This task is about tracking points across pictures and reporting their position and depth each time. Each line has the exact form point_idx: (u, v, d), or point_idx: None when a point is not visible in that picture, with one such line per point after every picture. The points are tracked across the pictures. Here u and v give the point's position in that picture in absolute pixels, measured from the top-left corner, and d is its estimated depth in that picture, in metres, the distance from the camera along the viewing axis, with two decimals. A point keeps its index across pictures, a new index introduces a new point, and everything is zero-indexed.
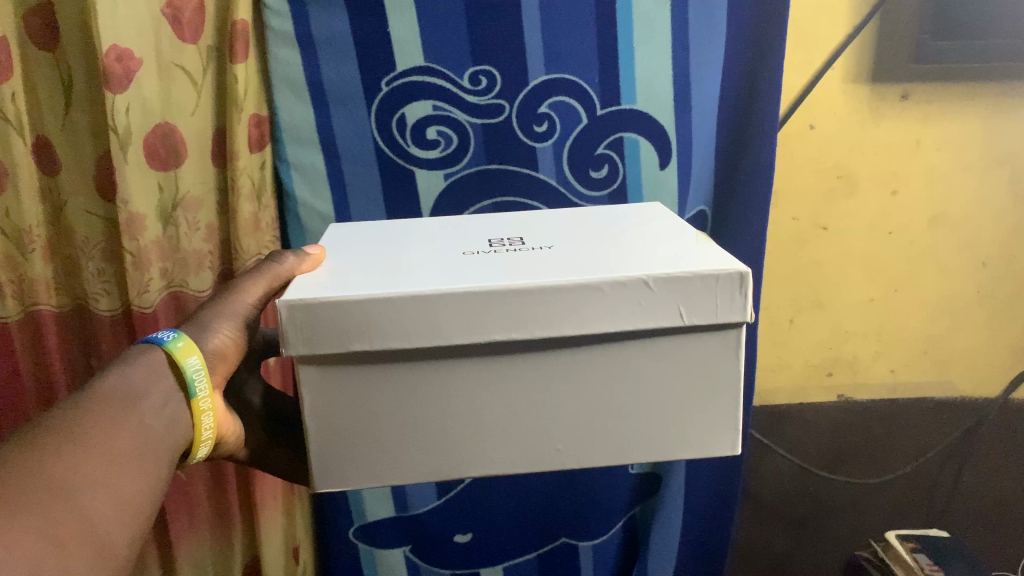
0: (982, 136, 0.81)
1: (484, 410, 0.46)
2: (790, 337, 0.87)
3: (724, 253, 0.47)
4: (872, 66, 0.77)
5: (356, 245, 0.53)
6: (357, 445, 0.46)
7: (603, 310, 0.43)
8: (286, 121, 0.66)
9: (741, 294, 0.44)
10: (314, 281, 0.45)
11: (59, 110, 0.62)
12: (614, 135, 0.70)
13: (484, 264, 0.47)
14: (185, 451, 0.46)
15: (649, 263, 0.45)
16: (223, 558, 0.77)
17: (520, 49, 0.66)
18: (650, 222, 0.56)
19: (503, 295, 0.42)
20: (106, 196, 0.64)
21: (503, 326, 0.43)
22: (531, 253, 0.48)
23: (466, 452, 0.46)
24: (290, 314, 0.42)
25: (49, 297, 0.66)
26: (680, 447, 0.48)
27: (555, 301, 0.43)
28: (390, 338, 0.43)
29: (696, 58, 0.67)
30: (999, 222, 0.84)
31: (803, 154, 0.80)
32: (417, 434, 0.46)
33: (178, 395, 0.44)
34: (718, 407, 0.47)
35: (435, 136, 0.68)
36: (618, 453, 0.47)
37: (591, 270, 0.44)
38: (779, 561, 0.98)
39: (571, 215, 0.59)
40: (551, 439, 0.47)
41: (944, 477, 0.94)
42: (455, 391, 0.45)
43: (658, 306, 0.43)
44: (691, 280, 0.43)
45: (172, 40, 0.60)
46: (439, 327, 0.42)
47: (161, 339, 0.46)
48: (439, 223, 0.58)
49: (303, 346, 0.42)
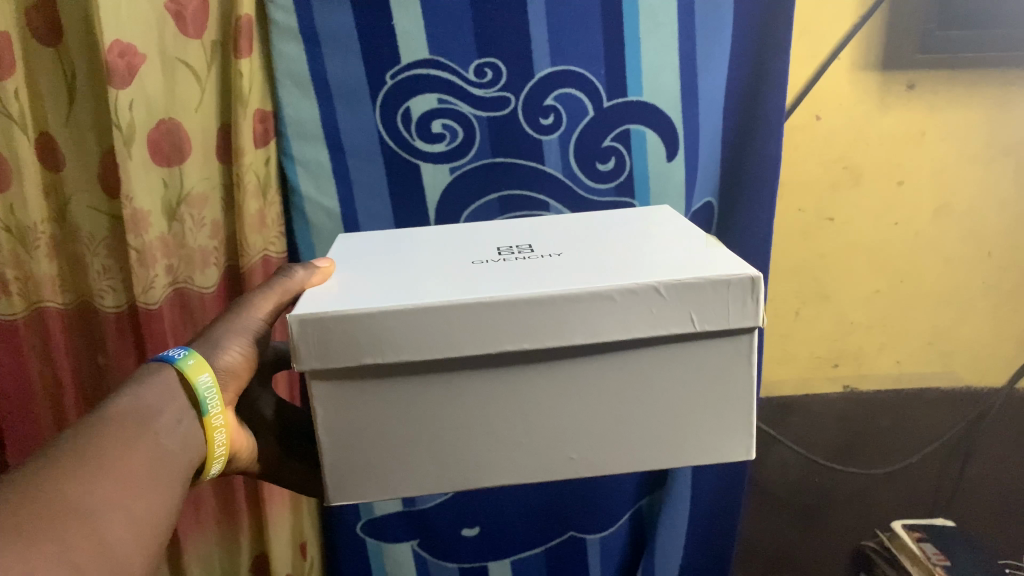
0: (988, 125, 0.80)
1: (496, 423, 0.46)
2: (796, 329, 0.87)
3: (734, 257, 0.47)
4: (879, 56, 0.76)
5: (364, 255, 0.53)
6: (370, 458, 0.46)
7: (614, 319, 0.43)
8: (291, 116, 0.65)
9: (753, 300, 0.44)
10: (324, 294, 0.45)
11: (62, 105, 0.61)
12: (620, 127, 0.69)
13: (494, 273, 0.46)
14: (199, 468, 0.46)
15: (660, 269, 0.45)
16: (230, 553, 0.78)
17: (525, 41, 0.65)
18: (659, 227, 0.55)
19: (514, 305, 0.42)
20: (110, 192, 0.64)
21: (514, 338, 0.43)
22: (540, 262, 0.48)
23: (481, 463, 0.46)
24: (302, 329, 0.42)
25: (54, 294, 0.66)
26: (693, 453, 0.48)
27: (566, 310, 0.42)
28: (401, 351, 0.42)
29: (702, 51, 0.67)
30: (1004, 212, 0.84)
31: (809, 145, 0.79)
32: (428, 447, 0.46)
33: (190, 412, 0.44)
34: (729, 412, 0.47)
35: (439, 129, 0.68)
36: (630, 460, 0.47)
37: (602, 278, 0.44)
38: (785, 551, 0.99)
39: (580, 221, 0.59)
40: (565, 448, 0.46)
41: (951, 467, 0.94)
42: (468, 406, 0.45)
43: (669, 314, 0.43)
44: (702, 287, 0.43)
45: (176, 36, 0.60)
46: (450, 340, 0.42)
47: (172, 356, 0.45)
48: (447, 233, 0.58)
49: (315, 360, 0.42)
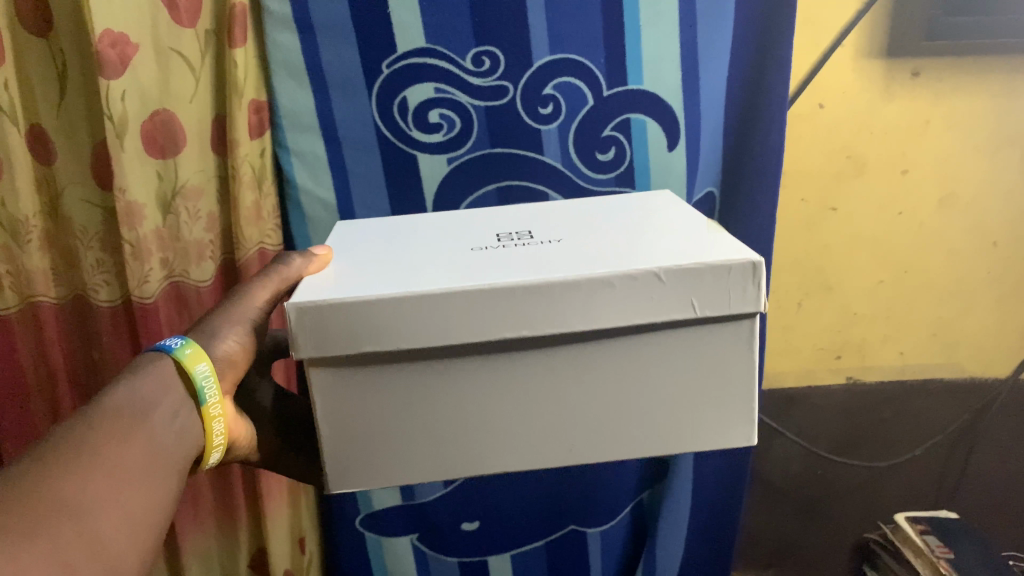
0: (994, 113, 0.79)
1: (496, 410, 0.45)
2: (798, 321, 0.86)
3: (735, 243, 0.46)
4: (883, 43, 0.75)
5: (362, 243, 0.52)
6: (371, 446, 0.45)
7: (614, 305, 0.42)
8: (286, 107, 0.64)
9: (754, 284, 0.43)
10: (322, 282, 0.44)
11: (53, 97, 0.60)
12: (620, 117, 0.68)
13: (493, 260, 0.45)
14: (198, 457, 0.45)
15: (660, 254, 0.44)
16: (229, 548, 0.77)
17: (523, 30, 0.64)
18: (659, 212, 0.54)
19: (513, 292, 0.41)
20: (103, 184, 0.63)
21: (513, 325, 0.42)
22: (539, 249, 0.47)
23: (479, 452, 0.46)
24: (300, 318, 0.41)
25: (47, 289, 0.65)
26: (697, 440, 0.47)
27: (566, 297, 0.42)
28: (401, 339, 0.42)
29: (704, 39, 0.66)
30: (1009, 202, 0.83)
31: (812, 134, 0.78)
32: (429, 435, 0.45)
33: (189, 400, 0.43)
34: (732, 397, 0.46)
35: (437, 119, 0.67)
36: (633, 449, 0.47)
37: (602, 264, 0.43)
38: (787, 543, 0.98)
39: (580, 206, 0.58)
40: (566, 436, 0.46)
41: (955, 459, 0.94)
42: (467, 394, 0.44)
43: (670, 299, 0.42)
44: (703, 273, 0.42)
45: (169, 25, 0.59)
46: (449, 327, 0.41)
47: (168, 346, 0.45)
48: (445, 220, 0.57)
49: (313, 348, 0.41)
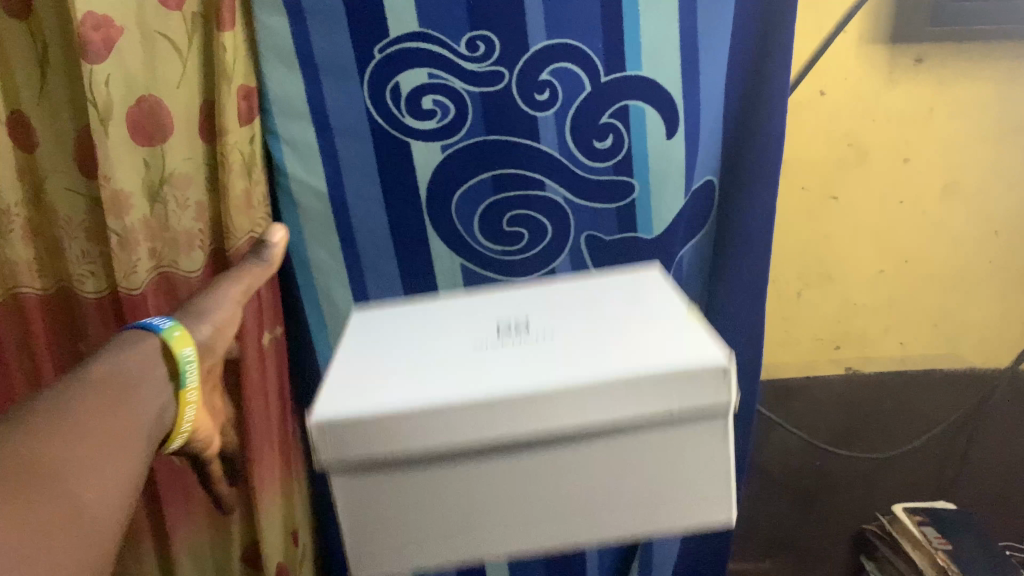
0: (997, 101, 0.78)
1: (496, 508, 0.44)
2: (798, 311, 0.86)
3: (712, 340, 0.45)
4: (886, 29, 0.74)
5: (369, 338, 0.52)
6: (381, 543, 0.44)
7: (601, 404, 0.42)
8: (276, 93, 0.63)
9: (725, 384, 0.42)
10: (326, 388, 0.44)
11: (35, 82, 0.58)
12: (619, 104, 0.67)
13: (492, 360, 0.45)
14: (164, 442, 0.44)
15: (649, 354, 0.43)
16: (222, 542, 0.76)
17: (519, 14, 0.63)
18: (656, 292, 0.54)
19: (505, 399, 0.41)
20: (87, 171, 0.61)
21: (506, 427, 0.41)
22: (537, 344, 0.46)
23: (490, 546, 0.45)
24: (316, 432, 0.41)
25: (32, 279, 0.64)
26: (694, 526, 0.46)
27: (552, 400, 0.41)
28: (406, 447, 0.41)
29: (704, 23, 0.64)
30: (1013, 191, 0.82)
31: (813, 122, 0.77)
32: (434, 536, 0.44)
33: (171, 384, 0.42)
34: (723, 490, 0.45)
35: (430, 106, 0.65)
36: (633, 537, 0.46)
37: (587, 367, 0.43)
38: (784, 534, 0.98)
39: (580, 285, 0.57)
40: (570, 529, 0.45)
41: (954, 450, 0.93)
42: (474, 490, 0.43)
43: (650, 398, 0.42)
44: (679, 380, 0.42)
45: (156, 8, 0.57)
46: (447, 431, 0.41)
47: (156, 326, 0.44)
48: (450, 303, 0.56)
49: (328, 456, 0.41)
